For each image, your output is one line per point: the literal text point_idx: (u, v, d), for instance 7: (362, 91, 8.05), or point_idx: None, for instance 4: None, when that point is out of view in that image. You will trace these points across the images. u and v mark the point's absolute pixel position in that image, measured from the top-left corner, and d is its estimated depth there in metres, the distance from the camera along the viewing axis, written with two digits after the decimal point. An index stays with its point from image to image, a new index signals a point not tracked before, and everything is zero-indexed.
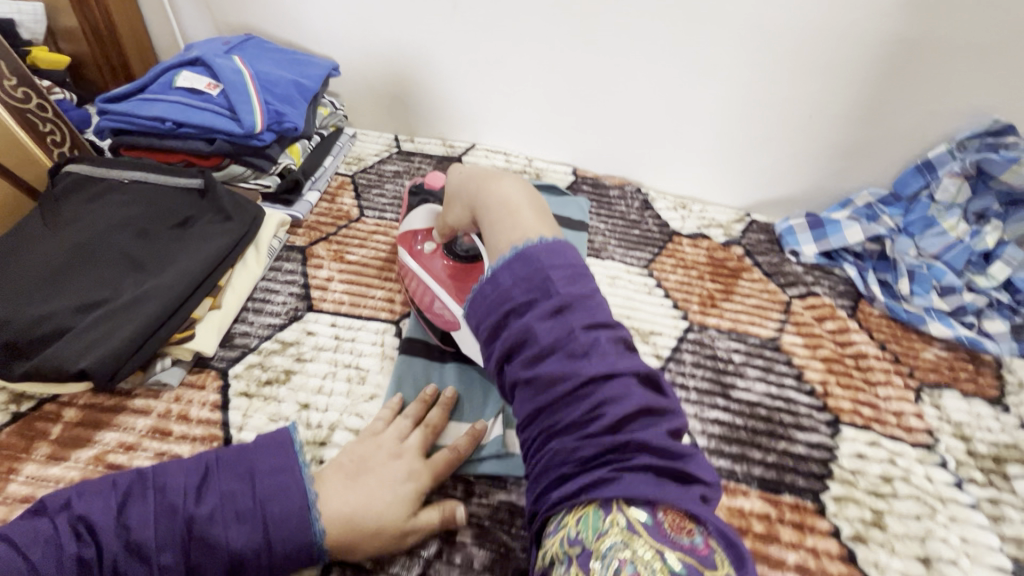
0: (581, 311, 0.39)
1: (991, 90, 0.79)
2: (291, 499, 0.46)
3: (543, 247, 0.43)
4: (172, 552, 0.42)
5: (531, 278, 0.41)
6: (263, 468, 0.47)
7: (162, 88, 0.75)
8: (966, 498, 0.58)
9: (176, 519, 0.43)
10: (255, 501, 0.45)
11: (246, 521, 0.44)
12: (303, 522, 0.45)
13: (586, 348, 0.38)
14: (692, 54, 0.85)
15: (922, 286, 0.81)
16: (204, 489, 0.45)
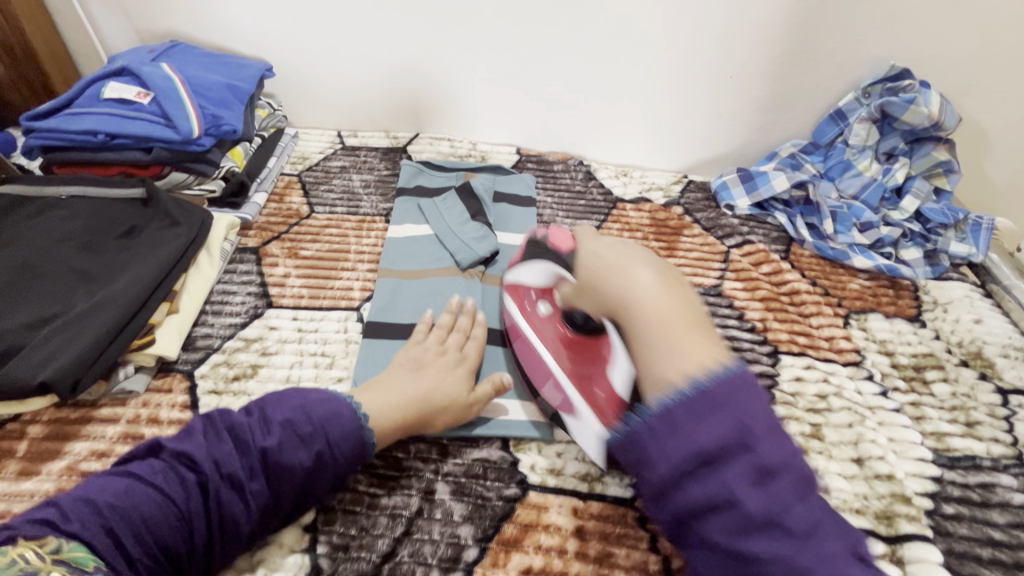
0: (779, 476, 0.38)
1: (887, 39, 0.86)
2: (345, 422, 0.50)
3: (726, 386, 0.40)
4: (257, 479, 0.46)
5: (720, 418, 0.39)
6: (313, 399, 0.51)
7: (90, 101, 0.74)
8: (891, 404, 0.65)
9: (251, 453, 0.46)
10: (312, 426, 0.49)
11: (311, 444, 0.48)
12: (359, 437, 0.50)
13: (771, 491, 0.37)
14: (616, 27, 0.89)
15: (843, 225, 0.88)
16: (266, 422, 0.49)
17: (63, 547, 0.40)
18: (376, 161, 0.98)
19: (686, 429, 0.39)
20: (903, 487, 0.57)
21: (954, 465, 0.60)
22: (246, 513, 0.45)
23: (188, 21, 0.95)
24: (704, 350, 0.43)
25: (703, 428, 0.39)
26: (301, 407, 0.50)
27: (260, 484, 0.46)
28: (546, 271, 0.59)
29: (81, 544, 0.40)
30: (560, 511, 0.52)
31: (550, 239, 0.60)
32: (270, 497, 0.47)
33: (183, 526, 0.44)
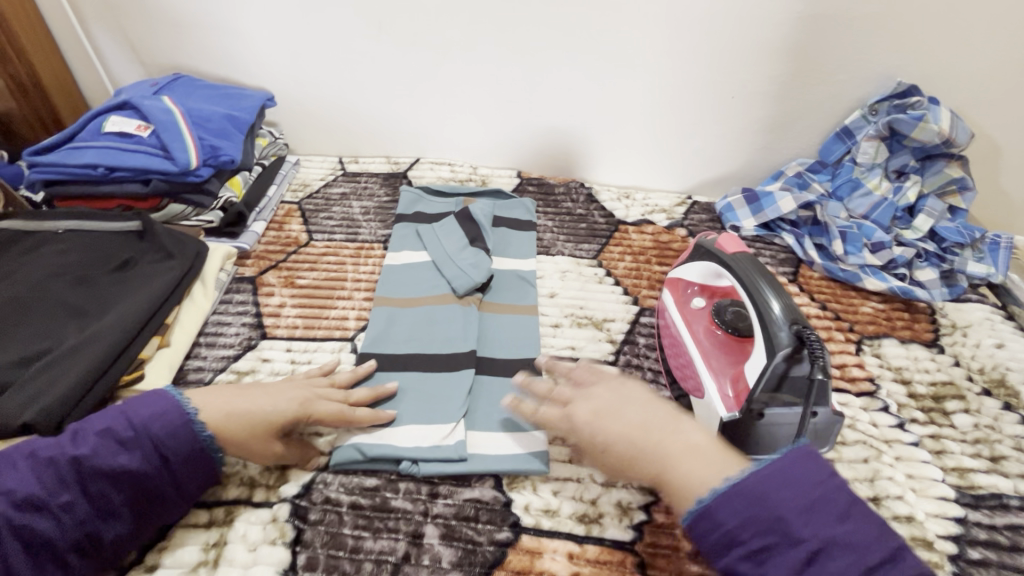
0: (852, 536, 0.38)
1: (892, 56, 0.84)
2: (171, 419, 0.47)
3: (795, 464, 0.42)
4: (68, 493, 0.43)
5: (792, 489, 0.40)
6: (135, 408, 0.48)
7: (91, 135, 0.75)
8: (908, 437, 0.62)
9: (72, 462, 0.44)
10: (140, 431, 0.46)
11: (132, 448, 0.46)
12: (192, 435, 0.48)
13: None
14: (614, 49, 0.88)
15: (854, 245, 0.85)
16: (78, 438, 0.46)
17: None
18: (376, 188, 0.97)
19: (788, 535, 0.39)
20: (923, 530, 0.53)
21: (979, 505, 0.56)
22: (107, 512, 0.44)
23: (192, 54, 0.97)
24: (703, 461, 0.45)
25: (778, 479, 0.41)
26: (123, 413, 0.47)
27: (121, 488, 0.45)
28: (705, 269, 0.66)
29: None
30: (554, 556, 0.50)
31: (719, 241, 0.65)
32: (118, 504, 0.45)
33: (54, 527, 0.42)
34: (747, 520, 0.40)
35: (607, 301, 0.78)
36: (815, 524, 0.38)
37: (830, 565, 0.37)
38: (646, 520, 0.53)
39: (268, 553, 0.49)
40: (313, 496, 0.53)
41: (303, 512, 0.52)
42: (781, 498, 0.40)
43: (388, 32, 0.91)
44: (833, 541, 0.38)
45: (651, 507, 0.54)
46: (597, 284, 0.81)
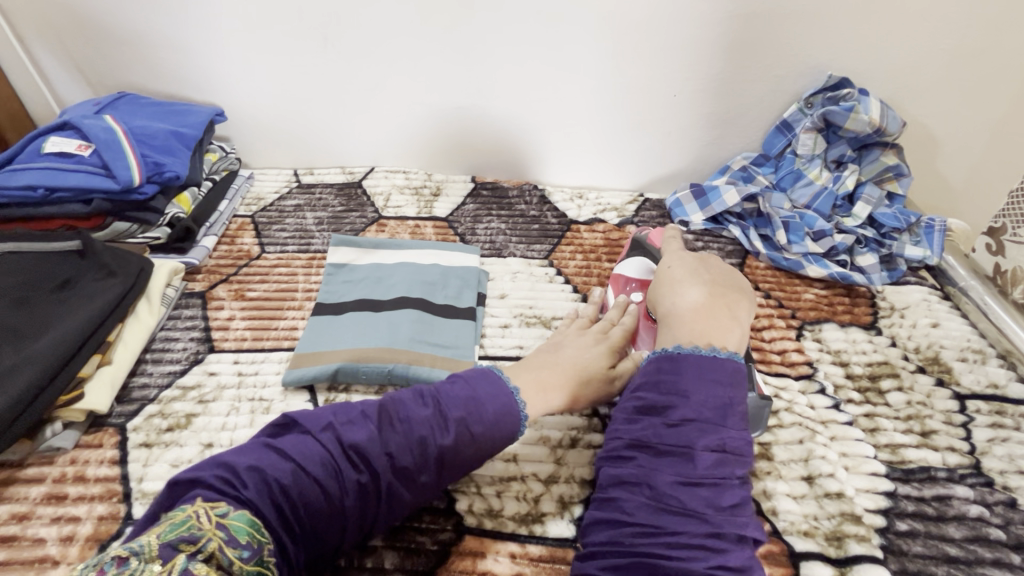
0: (710, 435, 0.45)
1: (822, 50, 0.87)
2: (502, 407, 0.50)
3: (697, 360, 0.49)
4: (402, 474, 0.46)
5: (677, 383, 0.48)
6: (482, 395, 0.50)
7: (30, 157, 0.75)
8: (844, 417, 0.64)
9: (387, 449, 0.46)
10: (489, 421, 0.49)
11: (449, 436, 0.48)
12: (505, 436, 0.50)
13: (718, 485, 0.43)
14: (557, 51, 0.90)
15: (797, 235, 0.87)
16: (387, 428, 0.47)
17: (227, 515, 0.39)
18: (331, 198, 0.98)
19: (682, 389, 0.47)
20: (853, 505, 0.55)
21: (909, 479, 0.58)
22: (367, 514, 0.46)
23: (138, 71, 0.97)
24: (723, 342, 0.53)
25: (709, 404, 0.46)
26: (472, 399, 0.50)
27: (403, 492, 0.47)
28: (641, 265, 0.71)
29: (243, 517, 0.40)
30: (496, 557, 0.51)
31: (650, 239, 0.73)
32: (384, 511, 0.47)
33: (288, 531, 0.42)
34: (628, 445, 0.46)
35: (557, 300, 0.80)
36: (687, 412, 0.46)
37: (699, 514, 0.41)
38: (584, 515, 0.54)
39: None
40: None
41: None
42: (659, 395, 0.48)
43: (334, 43, 0.92)
44: (684, 441, 0.45)
45: (590, 499, 0.55)
46: (548, 283, 0.83)
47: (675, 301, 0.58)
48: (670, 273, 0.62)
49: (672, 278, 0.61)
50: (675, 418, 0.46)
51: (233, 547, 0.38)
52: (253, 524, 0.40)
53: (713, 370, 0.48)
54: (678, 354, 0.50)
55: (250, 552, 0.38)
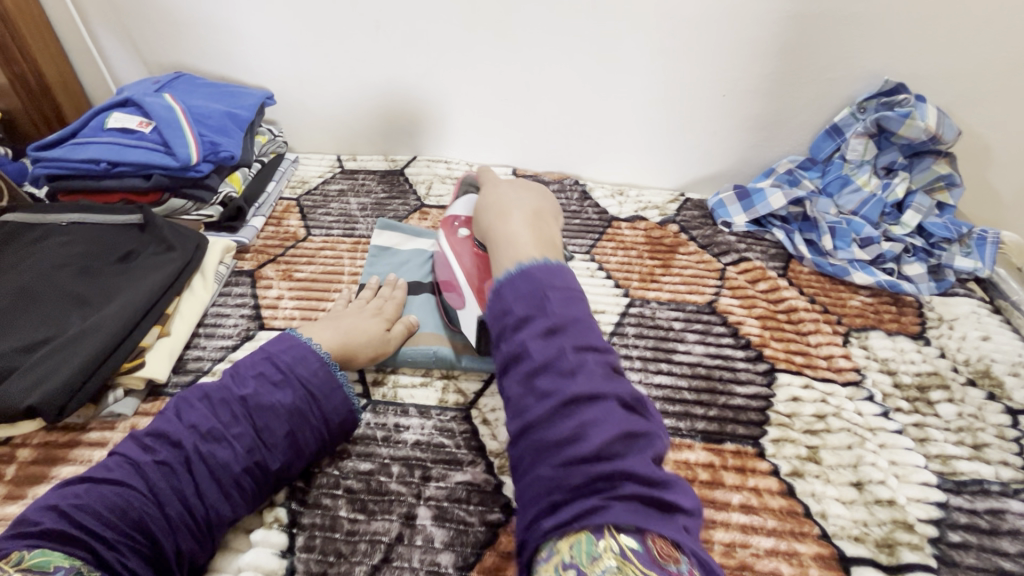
0: (573, 334, 0.47)
1: (880, 54, 0.86)
2: (310, 362, 0.55)
3: (542, 268, 0.51)
4: (240, 427, 0.50)
5: (533, 295, 0.49)
6: (284, 356, 0.55)
7: (94, 131, 0.77)
8: (893, 425, 0.63)
9: (232, 402, 0.51)
10: (283, 371, 0.53)
11: (283, 386, 0.53)
12: (325, 373, 0.55)
13: (574, 367, 0.45)
14: (608, 48, 0.90)
15: (843, 240, 0.87)
16: (238, 380, 0.53)
17: (26, 556, 0.40)
18: (374, 184, 0.99)
19: (539, 304, 0.48)
20: (905, 513, 0.54)
21: (960, 490, 0.57)
22: (239, 460, 0.49)
23: (192, 52, 0.98)
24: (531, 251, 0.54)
25: (563, 304, 0.48)
26: (293, 357, 0.55)
27: (226, 451, 0.49)
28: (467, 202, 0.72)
29: (45, 551, 0.40)
30: None
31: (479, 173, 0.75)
32: (233, 461, 0.48)
33: (159, 513, 0.45)
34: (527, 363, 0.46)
35: (599, 294, 0.80)
36: (528, 333, 0.47)
37: (585, 411, 0.43)
38: None
39: (264, 536, 0.50)
40: (309, 481, 0.54)
41: (301, 496, 0.53)
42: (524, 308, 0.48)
43: (386, 31, 0.92)
44: (558, 354, 0.45)
45: None
46: (590, 277, 0.83)
47: (497, 224, 0.60)
48: (500, 199, 0.64)
49: (496, 207, 0.63)
50: (533, 338, 0.47)
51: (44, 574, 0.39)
52: (55, 551, 0.41)
53: (525, 283, 0.50)
54: (502, 280, 0.52)
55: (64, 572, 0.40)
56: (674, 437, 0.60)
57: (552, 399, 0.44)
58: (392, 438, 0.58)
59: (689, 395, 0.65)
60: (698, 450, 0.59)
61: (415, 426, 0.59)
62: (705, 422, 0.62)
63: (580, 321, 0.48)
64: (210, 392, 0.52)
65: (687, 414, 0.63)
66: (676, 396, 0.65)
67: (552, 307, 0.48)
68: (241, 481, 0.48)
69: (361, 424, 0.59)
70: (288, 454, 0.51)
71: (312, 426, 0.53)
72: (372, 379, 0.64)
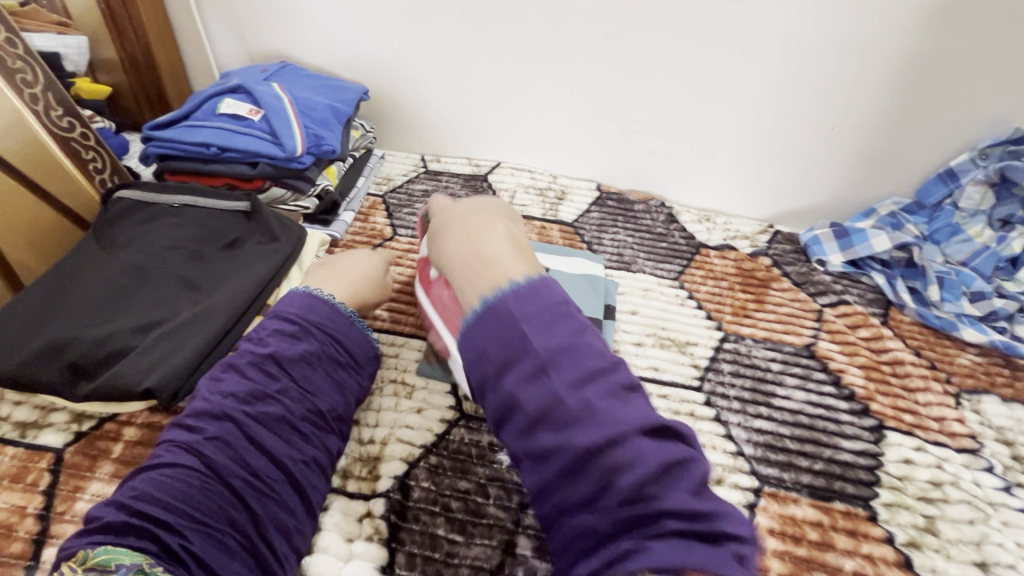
0: (568, 363, 0.37)
1: (1012, 100, 0.80)
2: (319, 307, 0.56)
3: (515, 294, 0.39)
4: (278, 382, 0.50)
5: (508, 334, 0.38)
6: (291, 309, 0.55)
7: (206, 115, 0.78)
8: (1016, 503, 0.58)
9: (261, 362, 0.51)
10: (296, 322, 0.54)
11: (302, 336, 0.53)
12: (337, 314, 0.57)
13: (579, 414, 0.36)
14: (716, 71, 0.88)
15: (952, 293, 0.82)
16: (258, 340, 0.53)
17: (90, 555, 0.38)
18: (457, 188, 0.99)
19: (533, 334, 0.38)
20: None
21: None
22: (292, 411, 0.49)
23: (294, 42, 0.99)
24: (517, 261, 0.42)
25: (578, 380, 0.37)
26: (301, 308, 0.55)
27: (276, 406, 0.49)
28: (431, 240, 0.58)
29: (108, 549, 0.38)
30: None
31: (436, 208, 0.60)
32: (287, 413, 0.49)
33: (226, 490, 0.43)
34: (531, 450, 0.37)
35: (690, 326, 0.77)
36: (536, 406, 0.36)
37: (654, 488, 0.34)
38: None
39: (366, 547, 0.49)
40: (406, 494, 0.53)
41: (399, 509, 0.52)
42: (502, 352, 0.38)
43: (489, 37, 0.92)
44: (578, 425, 0.36)
45: None
46: (679, 306, 0.80)
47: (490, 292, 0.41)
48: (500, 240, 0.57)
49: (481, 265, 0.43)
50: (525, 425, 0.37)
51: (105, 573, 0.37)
52: (117, 547, 0.39)
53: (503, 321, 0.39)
54: (495, 301, 0.40)
55: (127, 569, 0.37)
56: (778, 489, 0.57)
57: (555, 461, 0.36)
58: (487, 457, 0.56)
59: (792, 444, 0.62)
60: (805, 506, 0.56)
61: None
62: (811, 476, 0.59)
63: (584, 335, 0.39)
64: (233, 361, 0.51)
65: (791, 465, 0.60)
66: (779, 444, 0.62)
67: (543, 355, 0.37)
68: (302, 427, 0.49)
69: (456, 439, 0.58)
70: (334, 394, 0.53)
71: (345, 364, 0.55)
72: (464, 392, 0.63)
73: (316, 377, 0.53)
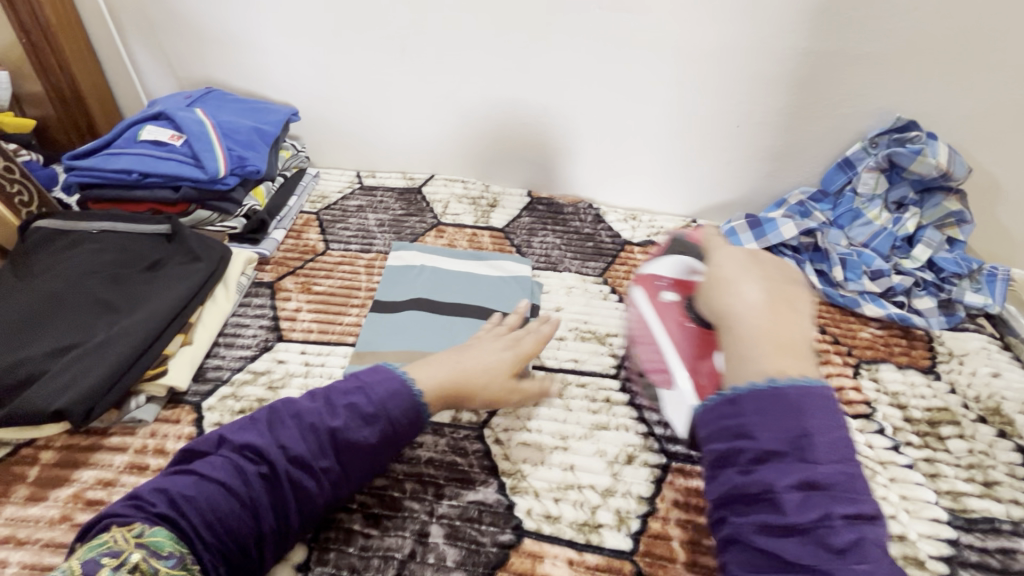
0: (842, 497, 0.39)
1: (891, 93, 0.87)
2: (404, 400, 0.51)
3: (806, 391, 0.42)
4: (326, 459, 0.48)
5: (789, 421, 0.41)
6: (372, 386, 0.52)
7: (128, 143, 0.79)
8: (903, 459, 0.63)
9: (322, 433, 0.49)
10: (376, 406, 0.50)
11: (373, 424, 0.50)
12: (415, 412, 0.51)
13: (845, 545, 0.38)
14: (628, 79, 0.93)
15: (853, 272, 0.88)
16: (332, 407, 0.50)
17: (146, 533, 0.43)
18: (392, 202, 1.02)
19: (821, 435, 0.41)
20: (914, 549, 0.55)
21: (971, 528, 0.58)
22: (319, 492, 0.49)
23: (221, 68, 1.02)
24: (767, 361, 0.45)
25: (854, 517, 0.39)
26: (365, 390, 0.52)
27: (311, 483, 0.48)
28: (681, 265, 0.69)
29: (162, 531, 0.43)
30: (555, 561, 0.51)
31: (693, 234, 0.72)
32: (318, 493, 0.48)
33: (254, 524, 0.46)
34: (744, 488, 0.41)
35: (612, 318, 0.81)
36: (776, 476, 0.40)
37: None
38: (642, 530, 0.54)
39: (281, 547, 0.51)
40: None
41: None
42: (780, 428, 0.41)
43: (411, 55, 0.95)
44: (824, 521, 0.38)
45: (648, 516, 0.55)
46: (602, 301, 0.84)
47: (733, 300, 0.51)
48: (716, 271, 0.56)
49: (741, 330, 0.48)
50: (750, 461, 0.41)
51: (158, 558, 0.42)
52: (169, 533, 0.44)
53: (773, 407, 0.42)
54: (787, 388, 0.42)
55: (175, 560, 0.42)
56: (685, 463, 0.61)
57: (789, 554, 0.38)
58: (405, 454, 0.58)
59: None
60: None
61: (429, 443, 0.60)
62: None
63: (850, 469, 0.41)
64: (301, 412, 0.50)
65: None
66: None
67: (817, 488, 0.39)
68: (319, 515, 0.49)
69: None
70: (357, 486, 0.51)
71: (387, 459, 0.52)
72: None
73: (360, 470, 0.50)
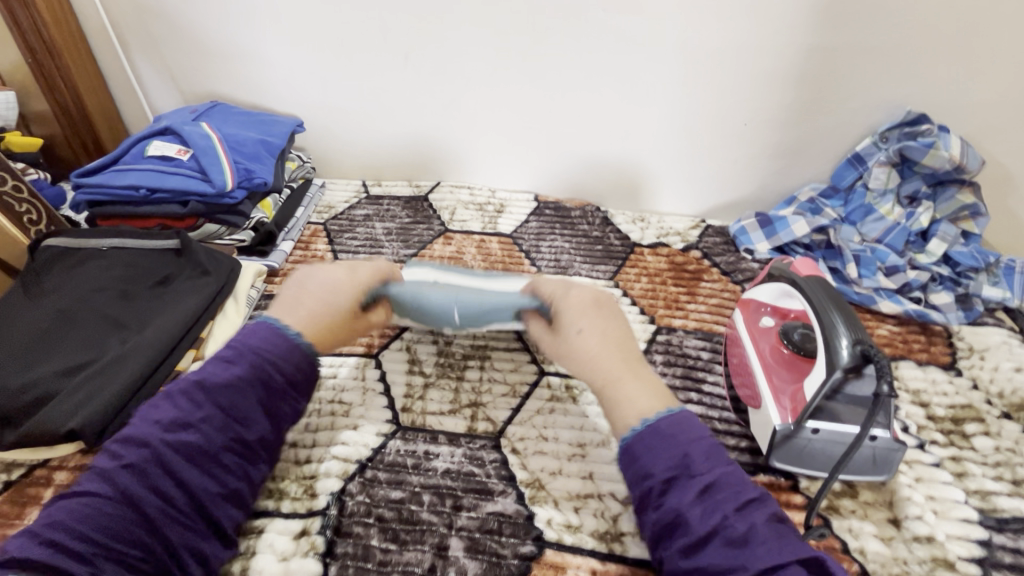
0: (727, 494, 0.44)
1: (900, 86, 0.87)
2: (272, 337, 0.55)
3: (670, 420, 0.49)
4: (206, 409, 0.49)
5: (670, 449, 0.47)
6: (238, 337, 0.55)
7: (135, 159, 0.80)
8: (929, 458, 0.62)
9: (189, 391, 0.50)
10: (235, 349, 0.53)
11: (237, 364, 0.52)
12: (284, 341, 0.55)
13: (744, 536, 0.41)
14: (633, 80, 0.92)
15: (868, 269, 0.87)
16: (198, 368, 0.52)
17: None
18: (399, 210, 1.01)
19: (692, 455, 0.46)
20: (946, 551, 0.54)
21: (1003, 528, 0.56)
22: (216, 439, 0.49)
23: (225, 81, 1.02)
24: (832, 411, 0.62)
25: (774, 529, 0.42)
26: (231, 344, 0.54)
27: (198, 435, 0.48)
28: (776, 291, 0.68)
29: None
30: (578, 573, 0.50)
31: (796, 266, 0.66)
32: (210, 441, 0.48)
33: (137, 514, 0.44)
34: (660, 519, 0.45)
35: None
36: (681, 499, 0.44)
37: None
38: None
39: (300, 564, 0.50)
40: (341, 509, 0.54)
41: (334, 524, 0.53)
42: (662, 463, 0.46)
43: (414, 65, 0.95)
44: (722, 521, 0.42)
45: None
46: None
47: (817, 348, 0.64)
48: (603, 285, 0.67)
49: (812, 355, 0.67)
50: (659, 496, 0.46)
51: None
52: (25, 575, 0.39)
53: (664, 441, 0.48)
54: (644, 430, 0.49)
55: None
56: None
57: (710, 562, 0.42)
58: (422, 466, 0.58)
59: (720, 424, 0.66)
60: None
61: (445, 454, 0.59)
62: (737, 453, 0.62)
63: (715, 468, 0.46)
64: (170, 387, 0.51)
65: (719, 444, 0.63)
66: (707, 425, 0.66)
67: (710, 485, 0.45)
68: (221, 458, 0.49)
69: (392, 451, 0.59)
70: (265, 425, 0.52)
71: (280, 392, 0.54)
72: (401, 405, 0.64)
73: (247, 405, 0.51)
